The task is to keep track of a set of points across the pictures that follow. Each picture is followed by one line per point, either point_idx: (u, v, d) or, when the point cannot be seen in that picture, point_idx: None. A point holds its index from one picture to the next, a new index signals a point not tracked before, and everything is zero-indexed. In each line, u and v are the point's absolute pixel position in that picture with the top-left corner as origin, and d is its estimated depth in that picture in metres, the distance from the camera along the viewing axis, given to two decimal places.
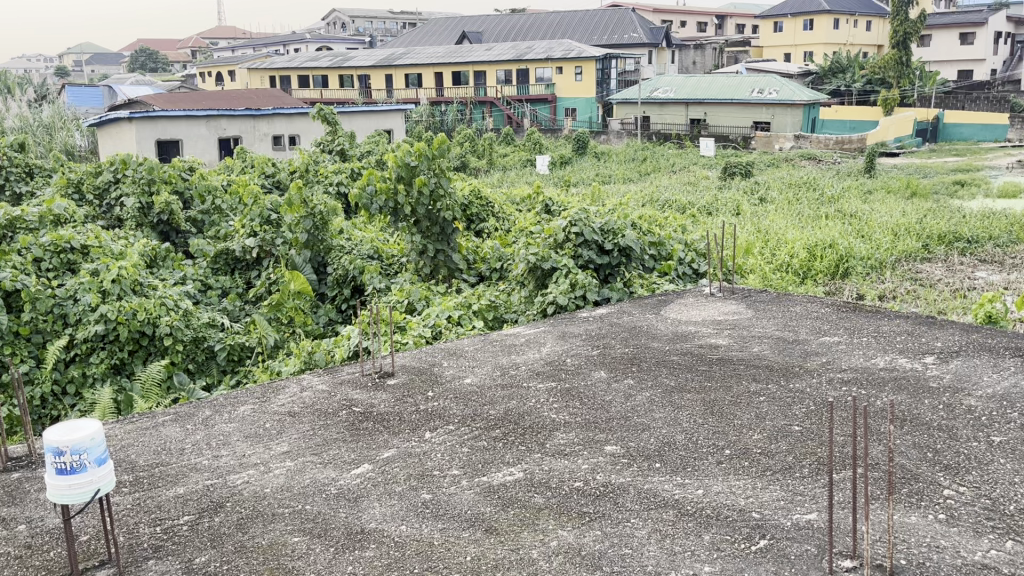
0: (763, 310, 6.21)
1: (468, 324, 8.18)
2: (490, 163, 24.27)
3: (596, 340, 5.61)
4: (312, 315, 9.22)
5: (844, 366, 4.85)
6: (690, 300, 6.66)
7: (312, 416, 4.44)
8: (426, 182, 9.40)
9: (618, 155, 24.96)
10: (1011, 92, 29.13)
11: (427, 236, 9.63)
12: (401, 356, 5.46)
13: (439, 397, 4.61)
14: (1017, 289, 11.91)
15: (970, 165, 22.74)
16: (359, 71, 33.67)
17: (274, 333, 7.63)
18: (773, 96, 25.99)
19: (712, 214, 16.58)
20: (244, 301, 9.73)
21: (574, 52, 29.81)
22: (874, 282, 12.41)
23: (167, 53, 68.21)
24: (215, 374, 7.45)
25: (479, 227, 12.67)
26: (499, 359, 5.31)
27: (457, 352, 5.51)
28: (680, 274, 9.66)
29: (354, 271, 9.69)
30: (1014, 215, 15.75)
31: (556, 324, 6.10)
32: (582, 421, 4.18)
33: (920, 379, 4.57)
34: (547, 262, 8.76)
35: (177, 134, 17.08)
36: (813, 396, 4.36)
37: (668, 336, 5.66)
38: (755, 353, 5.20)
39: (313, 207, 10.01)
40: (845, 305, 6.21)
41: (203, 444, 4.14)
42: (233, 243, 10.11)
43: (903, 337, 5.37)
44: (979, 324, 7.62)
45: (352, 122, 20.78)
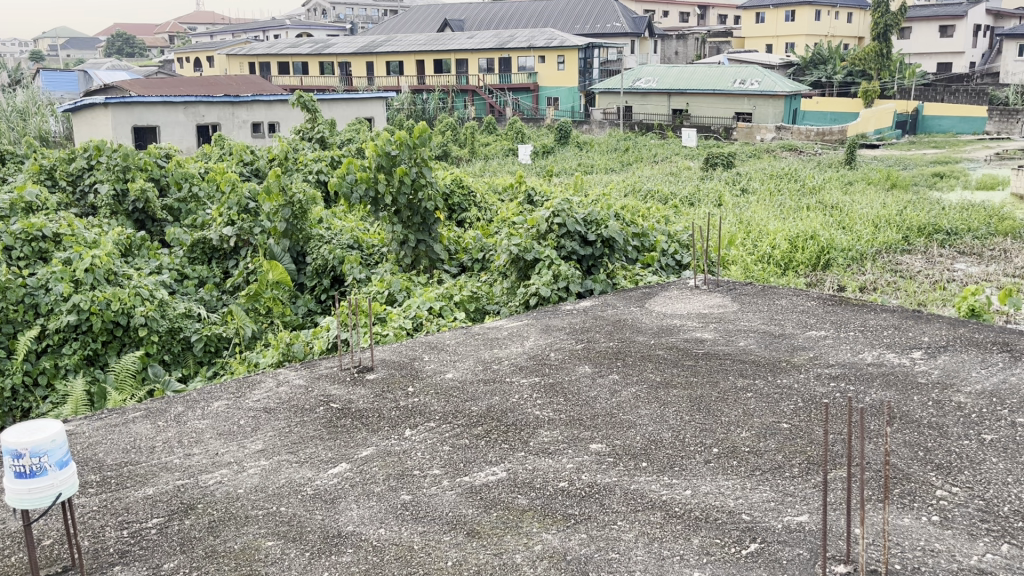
0: (749, 303, 6.14)
1: (449, 316, 8.09)
2: (472, 152, 24.10)
3: (581, 334, 5.52)
4: (290, 306, 9.07)
5: (833, 361, 4.78)
6: (675, 293, 6.58)
7: (289, 413, 4.31)
8: (407, 171, 9.27)
9: (600, 144, 24.84)
10: (990, 84, 29.29)
11: (408, 226, 9.49)
12: (381, 349, 5.34)
13: (420, 393, 4.49)
14: (996, 282, 11.95)
15: (948, 157, 22.86)
16: (340, 58, 33.33)
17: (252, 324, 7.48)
18: (755, 87, 25.99)
19: (694, 205, 16.53)
20: (222, 291, 9.58)
21: (556, 41, 29.65)
22: (855, 274, 12.41)
23: (145, 38, 67.30)
24: (191, 366, 7.30)
25: (461, 217, 12.54)
26: (481, 353, 5.20)
27: (438, 345, 5.39)
28: (663, 266, 9.63)
29: (334, 261, 9.54)
30: (993, 207, 15.82)
31: (540, 317, 6.00)
32: (567, 417, 4.08)
33: (909, 375, 4.51)
34: (529, 253, 8.61)
35: (154, 120, 16.78)
36: (802, 393, 4.29)
37: (652, 329, 5.58)
38: (742, 347, 5.12)
39: (291, 195, 9.82)
40: (831, 299, 6.15)
41: (174, 441, 4.00)
42: (210, 232, 9.94)
43: (890, 331, 5.31)
44: (962, 319, 7.62)
45: (333, 109, 20.52)
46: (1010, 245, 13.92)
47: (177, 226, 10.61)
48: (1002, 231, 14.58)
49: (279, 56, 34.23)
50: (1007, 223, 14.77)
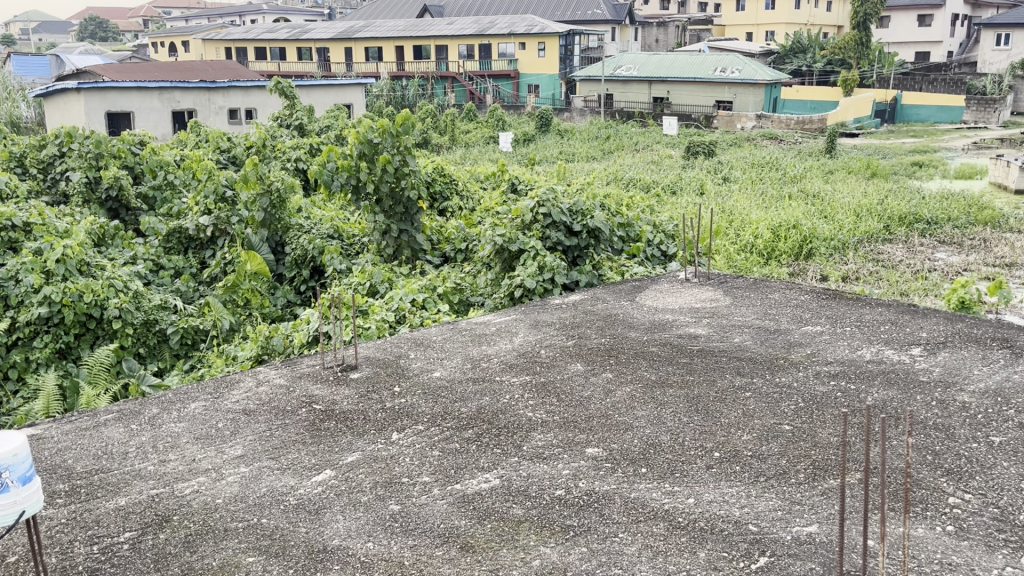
0: (741, 297, 6.01)
1: (433, 308, 7.92)
2: (452, 140, 23.83)
3: (571, 329, 5.36)
4: (269, 297, 8.84)
5: (831, 359, 4.66)
6: (665, 286, 6.43)
7: (269, 415, 4.11)
8: (389, 159, 9.06)
9: (582, 132, 24.66)
10: (968, 73, 29.41)
11: (390, 216, 9.27)
12: (364, 347, 5.14)
13: (407, 393, 4.31)
14: (976, 272, 11.93)
15: (927, 146, 22.91)
16: (319, 44, 32.86)
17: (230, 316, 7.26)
18: (736, 75, 25.92)
19: (676, 194, 16.42)
20: (198, 282, 9.33)
21: (537, 28, 29.38)
22: (838, 263, 12.35)
23: (118, 22, 66.17)
24: (168, 359, 7.07)
25: (443, 206, 12.34)
26: (469, 350, 5.02)
27: (424, 342, 5.21)
28: (649, 256, 9.51)
29: (314, 251, 9.30)
30: (972, 196, 15.85)
31: (527, 312, 5.83)
32: (561, 419, 3.92)
33: (910, 373, 4.40)
34: (515, 243, 8.41)
35: (128, 106, 16.38)
36: (802, 392, 4.15)
37: (644, 325, 5.43)
38: (736, 343, 4.98)
39: (270, 184, 9.55)
40: (824, 292, 6.03)
41: (148, 447, 3.79)
42: (186, 221, 9.68)
43: (887, 327, 5.19)
44: (951, 312, 7.55)
45: (311, 96, 20.17)
46: (990, 234, 13.91)
47: (152, 215, 10.33)
48: (982, 221, 14.58)
49: (256, 41, 33.70)
50: (986, 212, 14.78)
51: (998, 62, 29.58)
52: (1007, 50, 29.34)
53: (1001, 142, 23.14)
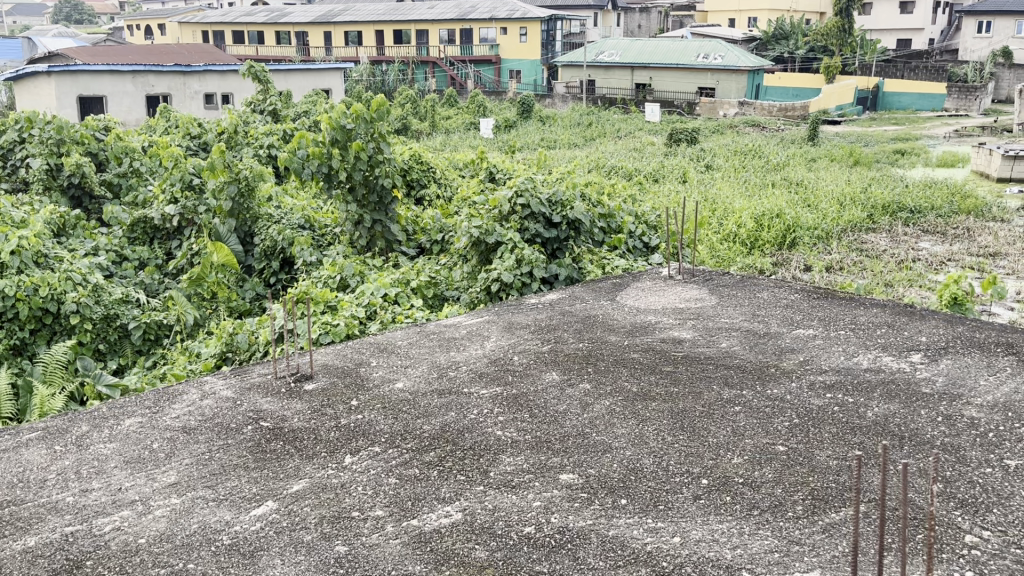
0: (728, 296, 5.66)
1: (406, 304, 7.55)
2: (432, 126, 23.34)
3: (546, 333, 5.00)
4: (237, 290, 8.40)
5: (827, 368, 4.31)
6: (648, 284, 6.08)
7: (210, 433, 3.72)
8: (363, 146, 8.63)
9: (563, 119, 24.21)
10: (949, 61, 29.26)
11: (363, 205, 8.84)
12: (321, 353, 4.74)
13: (364, 408, 3.94)
14: (961, 262, 11.66)
15: (908, 134, 22.68)
16: (297, 28, 32.17)
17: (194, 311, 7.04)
18: (718, 62, 25.61)
19: (659, 181, 16.09)
20: (164, 274, 8.90)
21: (519, 12, 28.87)
22: (821, 253, 12.07)
23: (93, 4, 64.87)
24: (129, 355, 6.85)
25: (421, 194, 11.90)
26: (436, 357, 4.64)
27: (388, 348, 4.82)
28: (631, 249, 9.18)
29: (283, 242, 8.84)
30: (956, 184, 15.61)
31: (502, 313, 5.46)
32: (533, 439, 3.55)
33: (911, 384, 4.07)
34: (491, 236, 7.99)
35: (101, 90, 15.79)
36: (796, 407, 3.82)
37: (626, 328, 5.06)
38: (724, 349, 4.63)
39: (238, 171, 9.07)
40: (815, 291, 5.70)
41: (71, 473, 3.39)
42: (150, 210, 9.23)
43: (883, 330, 4.86)
44: (942, 310, 7.25)
45: (288, 80, 19.59)
46: (973, 223, 13.66)
47: (117, 204, 9.86)
48: (966, 210, 14.32)
49: (233, 24, 32.98)
50: (970, 201, 14.52)
51: (979, 50, 29.37)
52: (989, 37, 29.11)
53: (982, 129, 22.94)
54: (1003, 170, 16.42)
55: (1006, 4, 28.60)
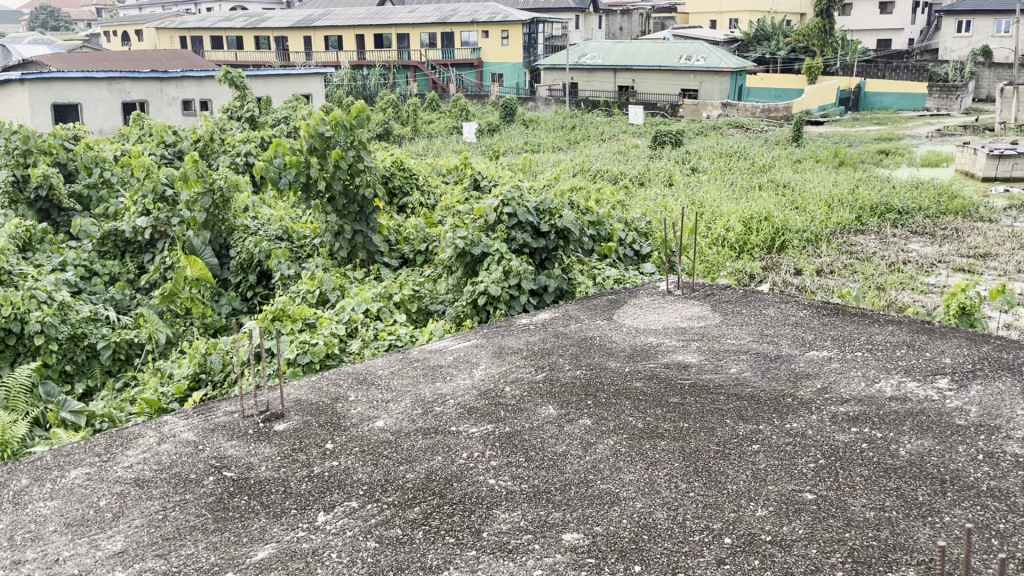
0: (733, 314, 5.30)
1: (388, 319, 7.15)
2: (414, 130, 22.93)
3: (539, 358, 4.62)
4: (212, 305, 7.95)
5: (849, 397, 3.95)
6: (645, 301, 5.71)
7: (166, 485, 3.30)
8: (343, 154, 8.22)
9: (547, 122, 23.86)
10: (930, 60, 29.21)
11: (343, 215, 8.43)
12: (294, 387, 4.31)
13: (340, 452, 3.54)
14: (952, 264, 11.40)
15: (892, 134, 22.50)
16: (276, 32, 31.68)
17: (166, 329, 6.92)
18: (701, 63, 25.37)
19: (644, 185, 15.76)
20: (136, 290, 8.44)
21: (500, 15, 28.51)
22: (811, 256, 11.75)
23: (70, 11, 64.11)
24: (98, 376, 6.76)
25: (403, 202, 11.48)
26: (420, 390, 4.23)
27: (368, 379, 4.41)
28: (621, 257, 8.81)
29: (260, 255, 8.37)
30: (941, 184, 15.35)
31: (490, 336, 5.07)
32: (530, 490, 3.16)
33: (942, 415, 3.71)
34: (477, 246, 7.55)
35: (75, 98, 15.27)
36: (821, 444, 3.45)
37: (625, 352, 4.67)
38: (734, 376, 4.26)
39: (212, 181, 8.62)
40: (825, 307, 5.34)
41: (3, 540, 2.98)
42: (122, 222, 8.74)
43: (903, 351, 4.51)
44: (950, 322, 6.88)
45: (267, 85, 19.11)
46: (962, 224, 13.41)
47: (86, 216, 9.39)
48: (954, 210, 14.07)
49: (211, 30, 32.44)
50: (957, 201, 14.28)
51: (959, 49, 29.32)
52: (969, 36, 29.02)
53: (964, 128, 22.81)
54: (988, 169, 16.20)
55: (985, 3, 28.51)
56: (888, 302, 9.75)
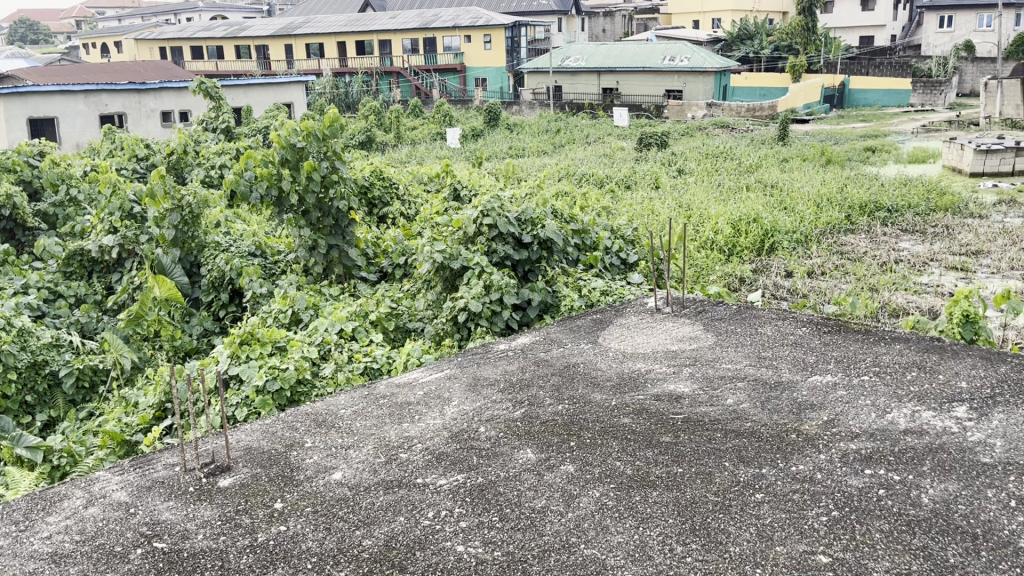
0: (727, 334, 4.91)
1: (364, 339, 6.69)
2: (397, 137, 22.46)
3: (518, 391, 4.20)
4: (182, 326, 7.46)
5: (860, 431, 3.55)
6: (633, 320, 5.31)
7: (86, 563, 2.89)
8: (316, 166, 7.77)
9: (531, 126, 23.47)
10: (913, 56, 29.03)
11: (318, 229, 7.96)
12: (245, 432, 3.90)
13: (291, 513, 3.13)
14: (944, 262, 11.06)
15: (877, 131, 22.23)
16: (257, 41, 31.21)
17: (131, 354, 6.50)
18: (684, 64, 25.08)
19: (631, 188, 15.39)
20: (103, 311, 7.92)
21: (481, 20, 28.09)
22: (802, 258, 11.39)
23: (50, 24, 63.30)
24: (60, 407, 6.35)
25: (383, 213, 11.04)
26: (385, 433, 3.81)
27: (328, 421, 3.99)
28: (608, 266, 8.39)
29: (232, 272, 7.87)
30: (930, 180, 15.05)
31: (465, 366, 4.65)
32: (504, 558, 2.77)
33: (966, 452, 3.33)
34: (456, 260, 7.10)
35: (51, 111, 14.80)
36: (833, 492, 3.06)
37: (612, 383, 4.25)
38: (731, 409, 3.86)
39: (182, 197, 8.14)
40: (824, 323, 4.96)
41: None
42: (88, 241, 8.18)
43: (914, 374, 4.14)
44: (957, 330, 6.32)
45: (247, 95, 18.63)
46: (952, 221, 13.09)
47: (51, 235, 8.88)
48: (944, 207, 13.74)
49: (191, 40, 31.90)
50: (946, 198, 13.97)
51: (941, 44, 29.16)
52: (951, 32, 28.84)
53: (949, 124, 22.57)
54: (975, 165, 15.92)
55: None
56: (882, 304, 9.37)
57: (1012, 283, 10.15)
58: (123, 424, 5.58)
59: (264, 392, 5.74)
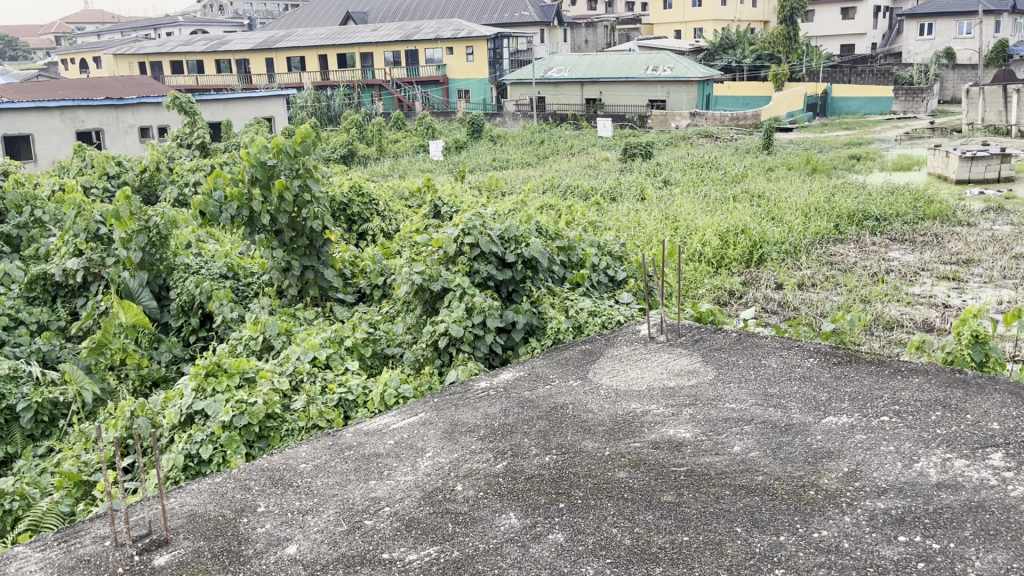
0: (728, 367, 4.49)
1: (341, 367, 5.92)
2: (380, 150, 21.99)
3: (500, 439, 3.76)
4: (149, 353, 6.81)
5: (888, 486, 3.14)
6: (625, 351, 4.88)
7: None
8: (288, 184, 7.21)
9: (514, 138, 23.10)
10: (894, 64, 28.91)
11: (291, 250, 7.40)
12: (189, 496, 3.43)
13: None
14: (936, 271, 10.72)
15: (861, 138, 22.00)
16: (237, 55, 30.74)
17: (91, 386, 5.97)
18: (668, 73, 24.79)
19: (616, 200, 14.99)
20: (66, 339, 7.28)
21: (463, 32, 27.73)
22: (792, 269, 11.01)
23: (28, 40, 62.54)
24: (18, 443, 5.85)
25: (362, 229, 10.56)
26: (349, 493, 3.37)
27: (285, 479, 3.53)
28: (595, 284, 7.93)
29: (202, 296, 7.19)
30: (916, 188, 14.69)
31: (442, 409, 4.19)
32: None
33: (1009, 512, 2.94)
34: (436, 281, 6.50)
35: (26, 128, 14.29)
36: (864, 567, 2.66)
37: (604, 428, 3.81)
38: (740, 458, 3.43)
39: (149, 217, 7.46)
40: (833, 353, 4.56)
41: None
42: (51, 265, 7.58)
43: (937, 414, 3.74)
44: (955, 356, 5.46)
45: (227, 109, 18.13)
46: (941, 229, 12.77)
47: (13, 259, 8.27)
48: (931, 216, 13.41)
49: (170, 54, 31.30)
50: (934, 206, 13.64)
51: (922, 52, 29.10)
52: (931, 39, 28.73)
53: (932, 130, 22.40)
54: (961, 172, 15.62)
55: (947, 5, 28.14)
56: (875, 316, 9.00)
57: (1006, 293, 9.81)
58: (81, 461, 5.10)
59: (229, 429, 5.01)
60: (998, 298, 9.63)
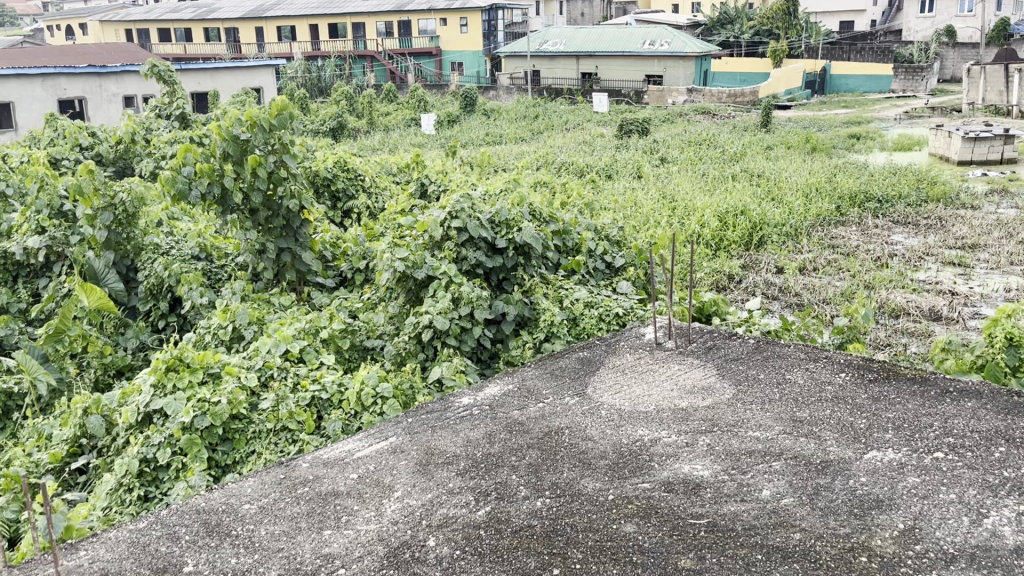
0: (749, 383, 3.89)
1: (315, 360, 5.22)
2: (370, 123, 21.18)
3: (482, 474, 3.17)
4: (113, 341, 6.09)
5: (956, 552, 2.57)
6: (630, 359, 4.29)
7: None
8: (262, 160, 6.38)
9: (508, 112, 22.35)
10: (894, 40, 28.17)
11: (265, 230, 6.62)
12: (109, 546, 2.85)
13: None
14: (941, 256, 10.13)
15: (860, 117, 21.32)
16: (227, 24, 29.66)
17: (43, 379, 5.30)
18: (665, 48, 24.05)
19: (611, 178, 14.34)
20: (26, 322, 6.54)
21: (457, 3, 26.81)
22: (793, 252, 10.41)
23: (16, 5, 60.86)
24: None
25: (348, 207, 9.87)
26: (300, 548, 2.77)
27: (226, 526, 2.94)
28: (591, 271, 7.27)
29: (171, 278, 6.45)
30: (919, 169, 14.06)
31: (417, 433, 3.59)
32: None
33: None
34: (421, 269, 5.78)
35: (7, 96, 13.45)
36: None
37: (607, 462, 3.22)
38: (770, 507, 2.85)
39: (115, 193, 6.69)
40: (867, 366, 3.99)
41: None
42: (10, 243, 6.86)
43: (1001, 450, 3.16)
44: (982, 363, 4.75)
45: (215, 80, 17.05)
46: (946, 212, 12.17)
47: None
48: (935, 198, 12.80)
49: (157, 22, 30.25)
50: (938, 187, 13.04)
51: (922, 30, 28.09)
52: (931, 17, 27.75)
53: (932, 109, 21.72)
54: (963, 153, 15.00)
55: None
56: (878, 304, 8.35)
57: (1015, 280, 9.22)
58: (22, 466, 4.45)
59: (190, 433, 4.34)
60: (1005, 285, 9.06)
